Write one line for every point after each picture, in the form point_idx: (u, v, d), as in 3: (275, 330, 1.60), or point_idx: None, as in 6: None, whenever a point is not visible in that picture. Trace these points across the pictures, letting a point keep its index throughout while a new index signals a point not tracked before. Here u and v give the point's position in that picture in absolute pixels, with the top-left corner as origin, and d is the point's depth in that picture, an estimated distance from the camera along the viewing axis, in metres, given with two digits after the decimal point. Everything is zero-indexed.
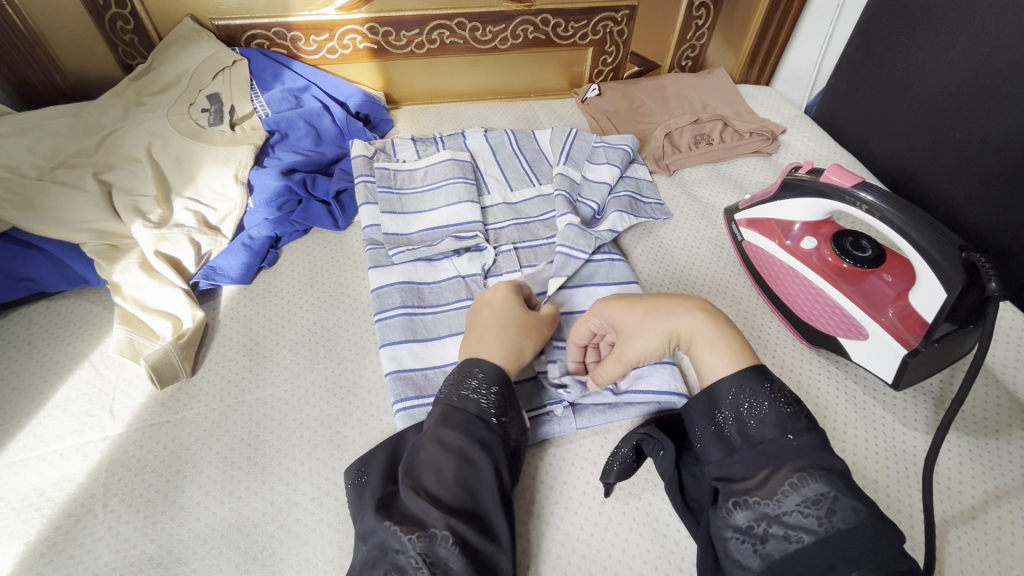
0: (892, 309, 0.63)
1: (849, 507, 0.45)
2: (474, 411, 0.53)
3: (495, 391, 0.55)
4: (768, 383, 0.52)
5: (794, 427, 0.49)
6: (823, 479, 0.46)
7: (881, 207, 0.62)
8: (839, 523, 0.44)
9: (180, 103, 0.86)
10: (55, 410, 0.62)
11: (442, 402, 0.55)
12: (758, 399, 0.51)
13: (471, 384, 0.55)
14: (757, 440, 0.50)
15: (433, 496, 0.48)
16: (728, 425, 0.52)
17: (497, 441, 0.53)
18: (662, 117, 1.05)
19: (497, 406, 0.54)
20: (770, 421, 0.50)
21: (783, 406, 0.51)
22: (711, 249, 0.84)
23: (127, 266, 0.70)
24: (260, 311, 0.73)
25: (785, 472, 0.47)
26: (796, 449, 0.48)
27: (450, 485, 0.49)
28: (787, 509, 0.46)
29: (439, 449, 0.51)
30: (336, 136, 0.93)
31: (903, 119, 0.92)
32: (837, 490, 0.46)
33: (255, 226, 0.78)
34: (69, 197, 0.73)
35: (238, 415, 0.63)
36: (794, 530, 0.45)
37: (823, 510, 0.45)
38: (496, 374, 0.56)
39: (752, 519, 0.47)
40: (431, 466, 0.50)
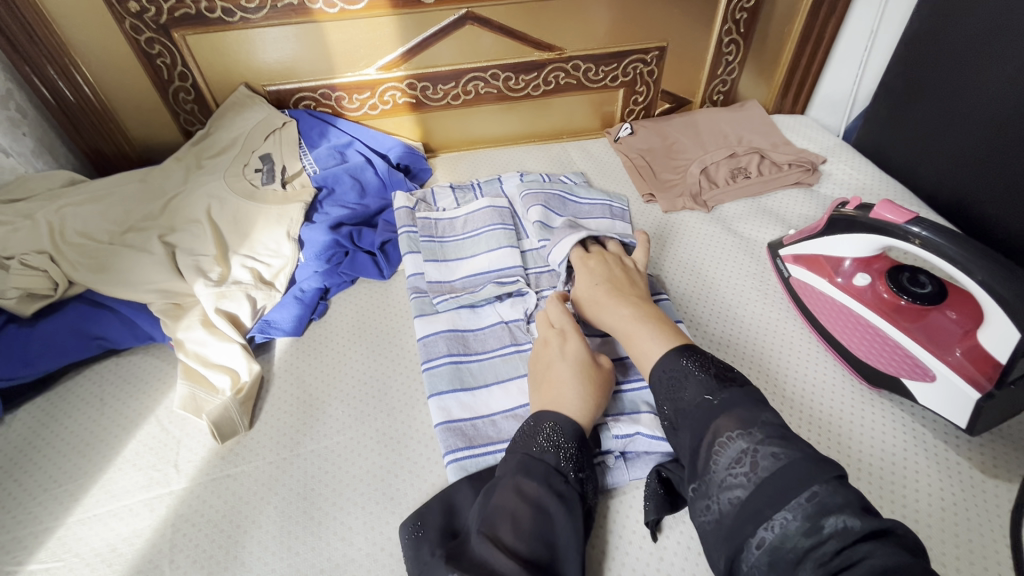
0: (960, 348, 0.60)
1: (769, 454, 0.48)
2: (554, 463, 0.53)
3: (574, 445, 0.55)
4: (686, 357, 0.59)
5: (711, 389, 0.55)
6: (741, 433, 0.50)
7: (937, 242, 0.60)
8: (762, 473, 0.48)
9: (235, 164, 0.92)
10: (125, 465, 0.65)
11: (520, 451, 0.55)
12: (685, 375, 0.58)
13: (550, 436, 0.55)
14: (688, 409, 0.56)
15: (508, 546, 0.47)
16: (668, 410, 0.58)
17: (574, 494, 0.52)
18: (696, 152, 1.05)
19: (576, 460, 0.54)
20: (694, 390, 0.56)
21: (698, 374, 0.57)
22: (756, 286, 0.82)
23: (189, 323, 0.74)
24: (311, 362, 0.75)
25: (714, 435, 0.52)
26: (718, 407, 0.54)
27: (526, 536, 0.48)
28: (721, 474, 0.50)
29: (516, 497, 0.50)
30: (379, 187, 0.97)
31: (950, 146, 0.89)
32: (756, 442, 0.49)
33: (306, 279, 0.82)
34: (137, 259, 0.78)
35: (294, 468, 0.64)
36: (733, 491, 0.48)
37: (747, 464, 0.49)
38: (573, 431, 0.56)
39: (704, 493, 0.51)
40: (506, 515, 0.49)
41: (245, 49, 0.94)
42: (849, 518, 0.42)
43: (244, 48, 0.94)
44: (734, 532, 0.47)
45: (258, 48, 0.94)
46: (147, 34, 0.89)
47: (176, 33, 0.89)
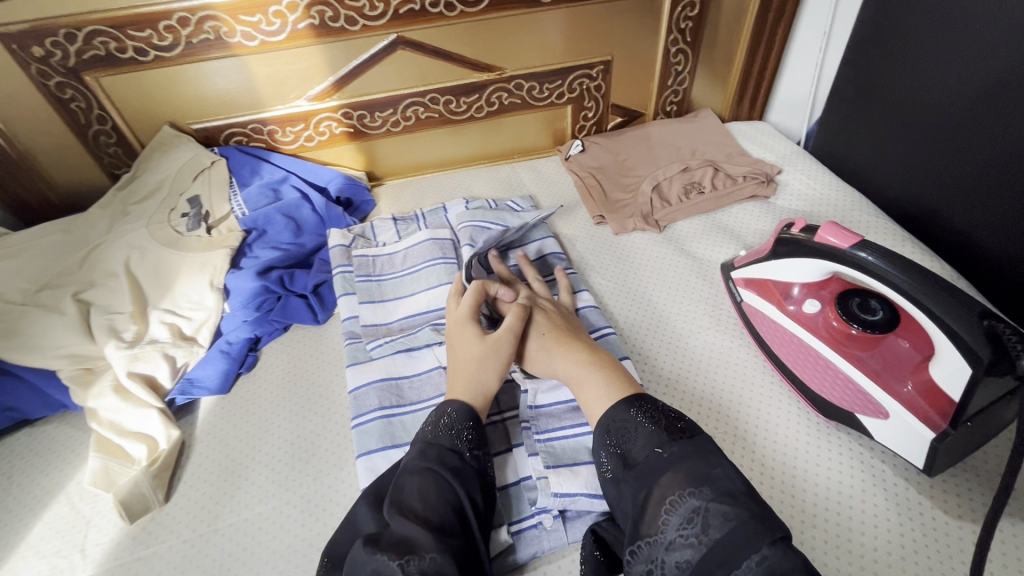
0: (913, 381, 0.57)
1: (720, 513, 0.45)
2: (452, 444, 0.55)
3: (469, 426, 0.57)
4: (635, 408, 0.55)
5: (662, 442, 0.52)
6: (693, 490, 0.47)
7: (883, 269, 0.56)
8: (714, 534, 0.44)
9: (161, 210, 0.87)
10: (27, 553, 0.60)
11: (419, 439, 0.56)
12: (632, 427, 0.54)
13: (447, 421, 0.57)
14: (635, 464, 0.52)
15: (418, 518, 0.48)
16: (613, 464, 0.54)
17: (471, 469, 0.54)
18: (649, 168, 1.01)
19: (473, 439, 0.57)
20: (642, 442, 0.52)
21: (647, 425, 0.53)
22: (709, 312, 0.78)
23: (100, 390, 0.69)
24: (236, 423, 0.71)
25: (662, 493, 0.48)
26: (668, 461, 0.50)
27: (436, 506, 0.49)
28: (670, 536, 0.46)
29: (422, 478, 0.52)
30: (316, 224, 0.93)
31: (905, 151, 0.86)
32: (707, 501, 0.46)
33: (233, 330, 0.77)
34: (47, 321, 0.73)
35: (211, 546, 0.59)
36: (681, 554, 0.45)
37: (699, 525, 0.45)
38: (466, 412, 0.58)
39: (648, 555, 0.46)
40: (414, 494, 0.50)
41: (164, 88, 0.89)
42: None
43: (164, 86, 0.89)
44: None
45: (178, 85, 0.90)
46: (56, 79, 0.85)
47: (87, 76, 0.85)
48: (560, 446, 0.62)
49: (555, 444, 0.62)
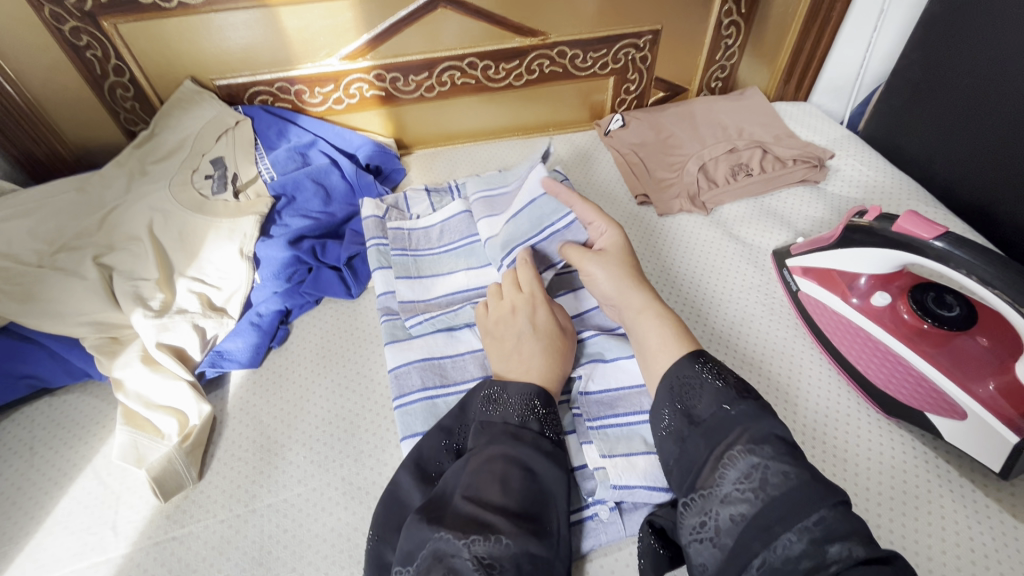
0: (994, 380, 0.55)
1: (782, 472, 0.43)
2: (536, 430, 0.52)
3: (551, 414, 0.54)
4: (700, 363, 0.53)
5: (729, 399, 0.49)
6: (757, 447, 0.45)
7: (970, 262, 0.53)
8: (773, 492, 0.42)
9: (182, 170, 0.82)
10: (56, 528, 0.57)
11: (502, 418, 0.53)
12: (697, 383, 0.52)
13: (530, 401, 0.54)
14: (697, 419, 0.50)
15: (496, 503, 0.46)
16: (672, 416, 0.51)
17: (559, 457, 0.51)
18: (694, 146, 0.97)
19: (556, 426, 0.54)
20: (707, 397, 0.50)
21: (714, 382, 0.51)
22: (762, 300, 0.75)
23: (127, 360, 0.66)
24: (269, 399, 0.68)
25: (723, 448, 0.46)
26: (734, 418, 0.48)
27: (516, 493, 0.47)
28: (726, 489, 0.44)
29: (503, 460, 0.49)
30: (346, 193, 0.88)
31: (968, 141, 0.82)
32: (768, 458, 0.44)
33: (264, 302, 0.74)
34: (67, 285, 0.69)
35: (249, 528, 0.57)
36: (735, 508, 0.43)
37: (757, 481, 0.43)
38: (546, 399, 0.55)
39: (702, 505, 0.45)
40: (495, 478, 0.47)
41: (187, 38, 0.83)
42: (856, 546, 0.38)
43: (187, 37, 0.83)
44: (735, 554, 0.42)
45: (202, 36, 0.83)
46: (70, 23, 0.78)
47: (105, 23, 0.79)
48: (613, 434, 0.59)
49: (608, 432, 0.59)
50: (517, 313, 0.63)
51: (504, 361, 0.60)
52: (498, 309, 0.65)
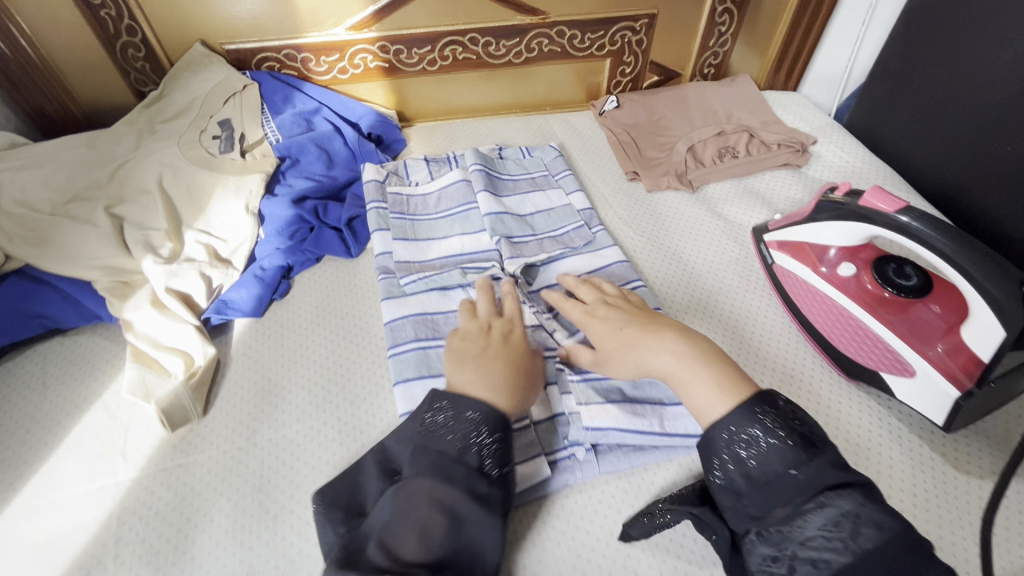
0: (942, 343, 0.59)
1: (873, 522, 0.42)
2: (474, 463, 0.48)
3: (498, 444, 0.49)
4: (756, 416, 0.49)
5: (796, 458, 0.46)
6: (842, 497, 0.43)
7: (927, 234, 0.58)
8: (865, 544, 0.41)
9: (191, 130, 0.85)
10: (68, 454, 0.61)
11: (434, 446, 0.48)
12: (756, 437, 0.48)
13: (470, 428, 0.49)
14: (763, 478, 0.46)
15: (411, 554, 0.43)
16: (730, 469, 0.48)
17: (496, 496, 0.47)
18: (685, 128, 1.01)
19: (500, 457, 0.49)
20: (771, 454, 0.47)
21: (777, 438, 0.47)
22: (739, 272, 0.80)
23: (137, 302, 0.70)
24: (271, 346, 0.72)
25: (802, 506, 0.44)
26: (805, 479, 0.45)
27: (433, 539, 0.44)
28: (808, 538, 0.42)
29: (428, 501, 0.45)
30: (348, 158, 0.91)
31: (941, 133, 0.87)
32: (856, 509, 0.42)
33: (267, 257, 0.77)
34: (80, 232, 0.72)
35: (250, 459, 0.61)
36: (823, 562, 0.41)
37: (847, 533, 0.42)
38: (496, 418, 0.50)
39: (776, 547, 0.44)
40: (414, 526, 0.44)
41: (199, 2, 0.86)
42: None
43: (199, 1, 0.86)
44: None
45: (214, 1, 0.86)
46: None
47: None
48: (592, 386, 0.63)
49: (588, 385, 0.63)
50: (491, 332, 0.60)
51: (463, 366, 0.55)
52: (471, 326, 0.61)
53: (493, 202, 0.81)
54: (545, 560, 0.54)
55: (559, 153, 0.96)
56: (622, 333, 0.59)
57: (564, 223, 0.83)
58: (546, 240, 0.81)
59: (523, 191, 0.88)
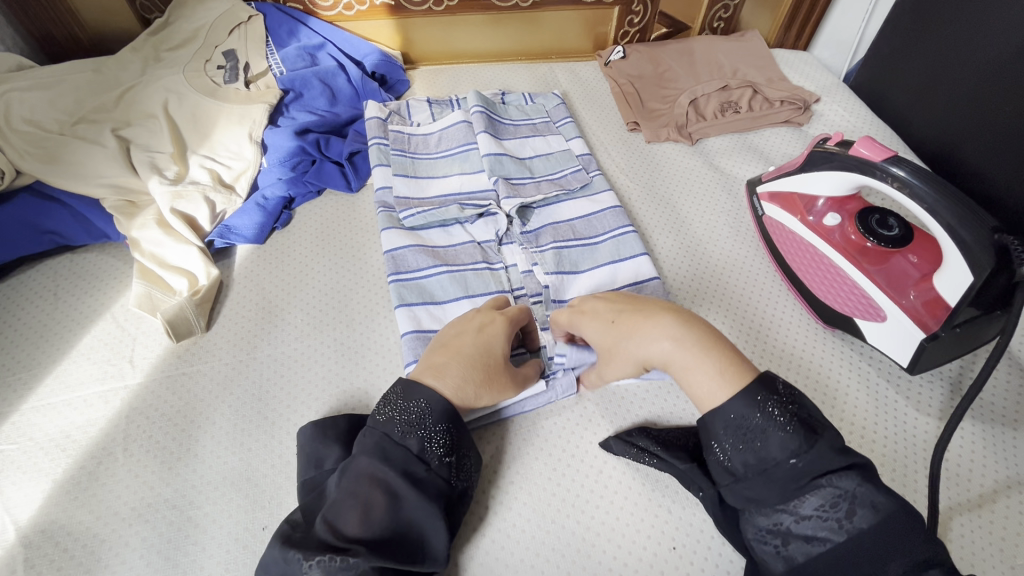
0: (915, 292, 0.61)
1: (869, 503, 0.42)
2: (416, 450, 0.48)
3: (441, 428, 0.50)
4: (760, 406, 0.45)
5: (799, 448, 0.43)
6: (844, 479, 0.43)
7: (910, 183, 0.59)
8: (860, 522, 0.42)
9: (196, 59, 0.86)
10: (79, 358, 0.65)
11: (380, 430, 0.49)
12: (760, 426, 0.45)
13: (413, 415, 0.50)
14: (763, 462, 0.44)
15: (353, 533, 0.44)
16: (729, 454, 0.46)
17: (434, 480, 0.48)
18: (689, 82, 1.00)
19: (442, 442, 0.49)
20: (773, 440, 0.44)
21: (782, 428, 0.44)
22: (731, 224, 0.82)
23: (144, 222, 0.72)
24: (271, 271, 0.74)
25: (798, 486, 0.44)
26: (806, 468, 0.43)
27: (374, 519, 0.45)
28: (805, 511, 0.43)
29: (369, 481, 0.46)
30: (351, 96, 0.92)
31: (946, 95, 0.87)
32: (856, 486, 0.43)
33: (269, 186, 0.79)
34: (89, 152, 0.75)
35: (251, 371, 0.65)
36: (813, 530, 0.43)
37: (843, 511, 0.42)
38: (434, 420, 0.50)
39: (772, 521, 0.45)
40: (356, 501, 0.46)
41: None
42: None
43: None
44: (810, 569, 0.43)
45: None
46: None
47: None
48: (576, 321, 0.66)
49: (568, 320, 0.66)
50: (474, 321, 0.58)
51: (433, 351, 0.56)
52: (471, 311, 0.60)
53: (493, 143, 0.82)
54: (523, 471, 0.58)
55: (562, 102, 0.97)
56: (617, 324, 0.55)
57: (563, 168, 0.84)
58: (545, 183, 0.82)
59: (523, 135, 0.89)
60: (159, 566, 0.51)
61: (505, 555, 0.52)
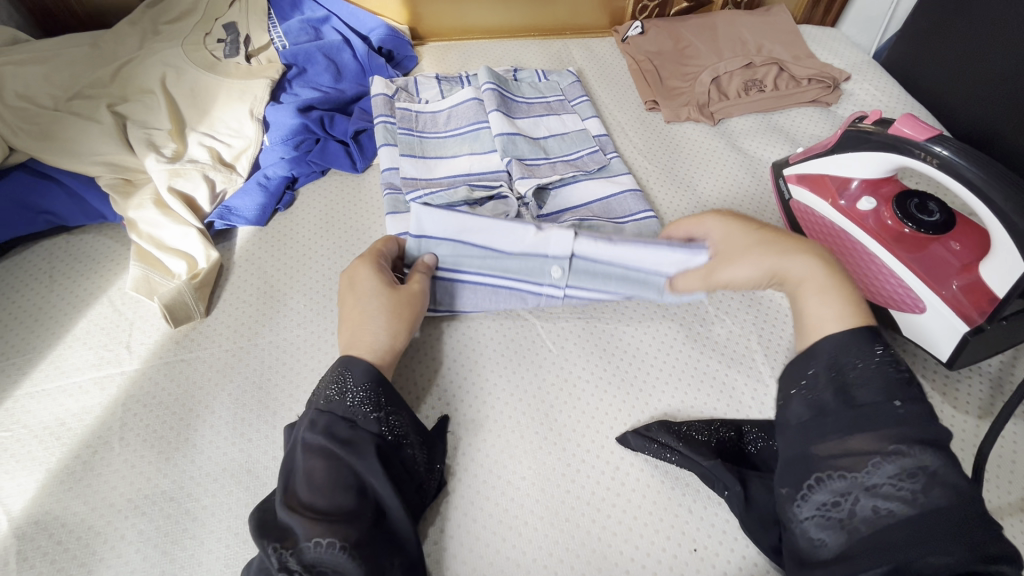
0: (957, 281, 0.57)
1: (948, 483, 0.39)
2: (342, 412, 0.49)
3: (368, 388, 0.50)
4: (879, 348, 0.45)
5: (903, 397, 0.42)
6: (924, 451, 0.40)
7: (957, 164, 0.54)
8: (935, 501, 0.38)
9: (195, 31, 0.83)
10: (75, 342, 0.63)
11: (311, 406, 0.50)
12: (865, 363, 0.44)
13: (338, 383, 0.50)
14: (857, 401, 0.43)
15: (308, 508, 0.44)
16: (820, 385, 0.45)
17: (374, 439, 0.48)
18: (711, 59, 0.95)
19: (372, 400, 0.50)
20: (875, 383, 0.43)
21: (893, 371, 0.43)
22: (755, 209, 0.77)
23: (141, 202, 0.69)
24: (275, 254, 0.71)
25: (881, 440, 0.41)
26: (902, 419, 0.41)
27: (328, 488, 0.45)
28: (876, 480, 0.40)
29: (313, 454, 0.46)
30: (356, 72, 0.88)
31: (988, 73, 0.81)
32: (937, 466, 0.39)
33: (271, 166, 0.76)
34: (84, 128, 0.72)
35: (251, 358, 0.62)
36: (881, 502, 0.39)
37: (918, 484, 0.39)
38: (364, 374, 0.50)
39: (841, 490, 0.40)
40: (305, 476, 0.46)
41: None
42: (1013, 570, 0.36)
43: None
44: (872, 544, 0.38)
45: None
46: None
47: None
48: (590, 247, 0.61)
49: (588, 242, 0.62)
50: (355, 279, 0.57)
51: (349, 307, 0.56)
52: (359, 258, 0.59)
53: (505, 122, 0.78)
54: (536, 466, 0.55)
55: (577, 79, 0.92)
56: (758, 234, 0.55)
57: (578, 150, 0.80)
58: (560, 164, 0.78)
59: (537, 114, 0.84)
60: (156, 560, 0.49)
61: (515, 554, 0.50)
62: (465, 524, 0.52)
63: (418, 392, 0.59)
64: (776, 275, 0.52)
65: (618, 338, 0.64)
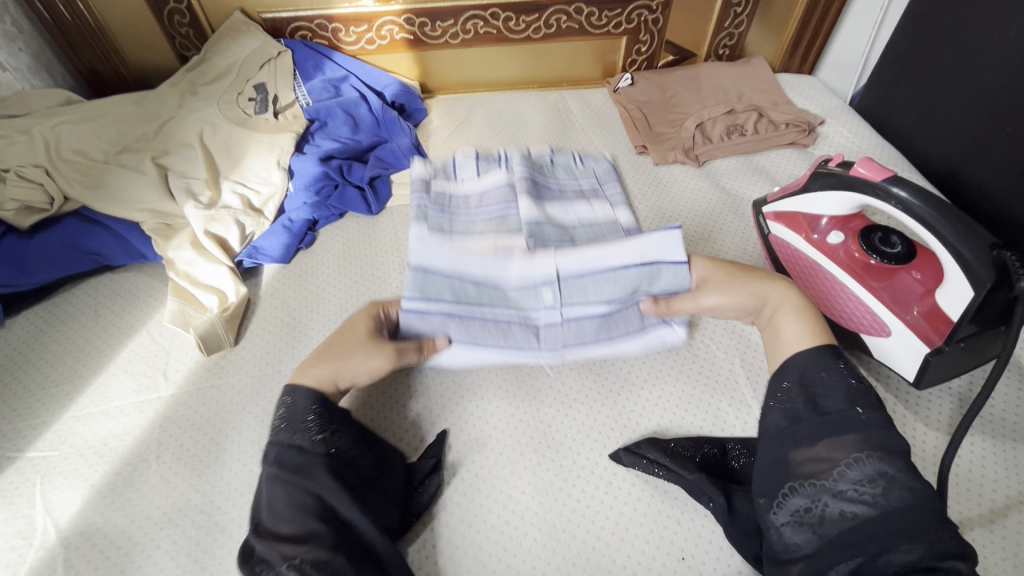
0: (918, 307, 0.62)
1: (908, 486, 0.45)
2: (289, 441, 0.53)
3: (317, 411, 0.55)
4: (842, 363, 0.54)
5: (863, 404, 0.50)
6: (882, 459, 0.47)
7: (909, 202, 0.60)
8: (896, 502, 0.45)
9: (229, 91, 0.93)
10: (117, 370, 0.69)
11: (271, 440, 0.54)
12: (829, 376, 0.53)
13: (294, 413, 0.55)
14: (825, 410, 0.51)
15: (278, 532, 0.48)
16: (794, 399, 0.53)
17: (323, 459, 0.52)
18: (695, 106, 1.04)
19: (319, 425, 0.54)
20: (838, 394, 0.51)
21: (851, 382, 0.52)
22: (738, 243, 0.84)
23: (180, 243, 0.77)
24: (300, 289, 0.78)
25: (846, 449, 0.48)
26: (865, 424, 0.49)
27: (288, 512, 0.49)
28: (841, 486, 0.47)
29: (274, 483, 0.51)
30: (372, 124, 0.97)
31: (949, 117, 0.89)
32: (896, 470, 0.46)
33: (295, 210, 0.84)
34: (130, 178, 0.80)
35: (275, 383, 0.68)
36: (848, 506, 0.46)
37: (879, 487, 0.46)
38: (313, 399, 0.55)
39: (810, 498, 0.47)
40: (272, 502, 0.50)
41: None
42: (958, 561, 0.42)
43: None
44: (838, 543, 0.45)
45: None
46: None
47: None
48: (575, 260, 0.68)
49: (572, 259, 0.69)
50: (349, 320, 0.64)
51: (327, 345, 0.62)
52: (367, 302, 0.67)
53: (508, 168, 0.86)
54: (536, 480, 0.60)
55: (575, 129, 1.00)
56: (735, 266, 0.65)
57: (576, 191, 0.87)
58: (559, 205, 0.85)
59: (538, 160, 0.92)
60: (188, 567, 0.54)
61: (517, 561, 0.54)
62: (470, 534, 0.56)
63: (426, 413, 0.65)
64: (760, 297, 0.62)
65: (612, 363, 0.69)
